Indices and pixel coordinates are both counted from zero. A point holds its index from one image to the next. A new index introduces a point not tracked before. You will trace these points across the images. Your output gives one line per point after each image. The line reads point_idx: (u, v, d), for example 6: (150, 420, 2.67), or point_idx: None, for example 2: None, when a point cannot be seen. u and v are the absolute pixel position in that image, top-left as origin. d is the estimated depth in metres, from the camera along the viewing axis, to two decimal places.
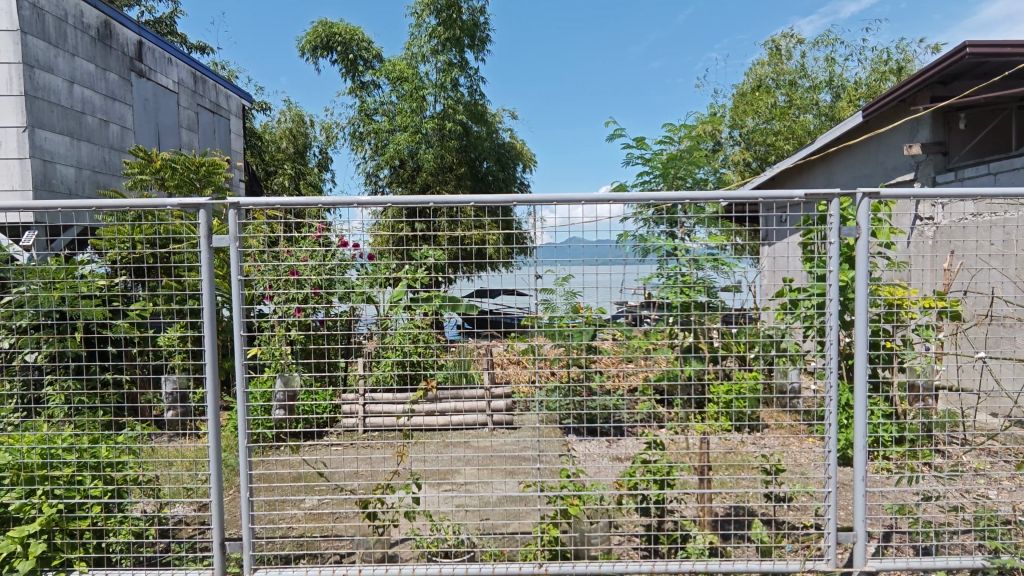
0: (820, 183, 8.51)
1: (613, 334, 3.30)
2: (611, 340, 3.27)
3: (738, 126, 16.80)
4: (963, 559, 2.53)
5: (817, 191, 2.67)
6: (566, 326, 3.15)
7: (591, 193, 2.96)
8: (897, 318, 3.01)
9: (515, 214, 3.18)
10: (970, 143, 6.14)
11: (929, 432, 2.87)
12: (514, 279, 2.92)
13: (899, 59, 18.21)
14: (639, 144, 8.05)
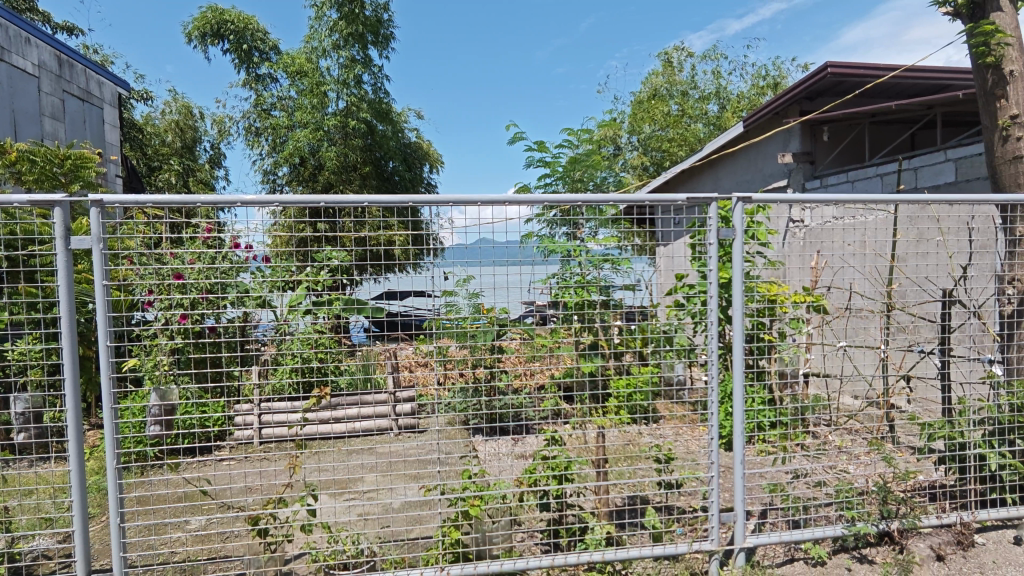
0: (708, 187, 9.10)
1: (521, 334, 3.33)
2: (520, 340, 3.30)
3: (636, 132, 17.60)
4: (827, 530, 2.80)
5: (698, 194, 2.85)
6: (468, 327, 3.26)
7: (497, 193, 2.97)
8: (773, 313, 3.28)
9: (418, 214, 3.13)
10: (831, 155, 6.81)
11: (800, 415, 3.15)
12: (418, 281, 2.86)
13: (776, 75, 19.91)
14: (542, 147, 8.22)
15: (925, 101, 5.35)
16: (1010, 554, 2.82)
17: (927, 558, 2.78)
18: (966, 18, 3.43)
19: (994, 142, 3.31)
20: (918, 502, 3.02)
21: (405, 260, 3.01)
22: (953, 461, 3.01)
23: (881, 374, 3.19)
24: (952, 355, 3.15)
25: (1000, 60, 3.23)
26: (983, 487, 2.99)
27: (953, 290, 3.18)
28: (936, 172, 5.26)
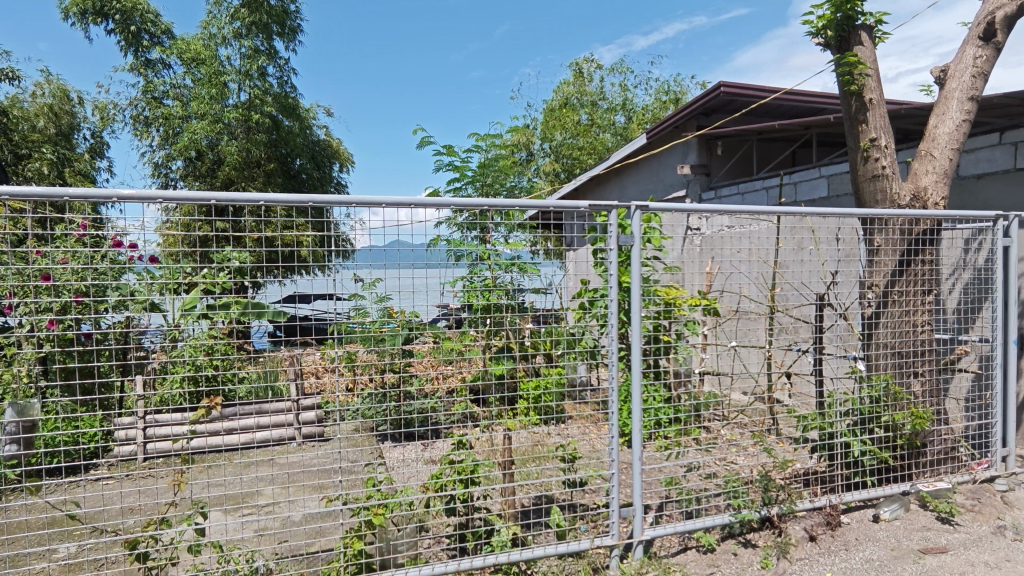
0: (614, 194, 9.46)
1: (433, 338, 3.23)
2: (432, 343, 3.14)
3: (548, 139, 18.00)
4: (717, 519, 3.01)
5: (600, 202, 2.94)
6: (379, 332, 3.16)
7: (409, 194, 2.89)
8: (670, 315, 3.47)
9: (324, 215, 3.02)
10: (727, 164, 7.33)
11: (697, 411, 3.34)
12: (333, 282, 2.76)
13: (676, 91, 21.12)
14: (453, 149, 8.19)
15: (803, 122, 5.87)
16: (869, 531, 3.15)
17: (802, 539, 3.04)
18: (836, 49, 3.81)
19: (857, 161, 3.69)
20: (795, 488, 3.31)
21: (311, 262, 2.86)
22: (823, 449, 3.31)
23: (766, 371, 3.46)
24: (823, 353, 3.47)
25: (862, 89, 3.62)
26: (848, 472, 3.32)
27: (824, 294, 3.50)
28: (813, 187, 5.78)
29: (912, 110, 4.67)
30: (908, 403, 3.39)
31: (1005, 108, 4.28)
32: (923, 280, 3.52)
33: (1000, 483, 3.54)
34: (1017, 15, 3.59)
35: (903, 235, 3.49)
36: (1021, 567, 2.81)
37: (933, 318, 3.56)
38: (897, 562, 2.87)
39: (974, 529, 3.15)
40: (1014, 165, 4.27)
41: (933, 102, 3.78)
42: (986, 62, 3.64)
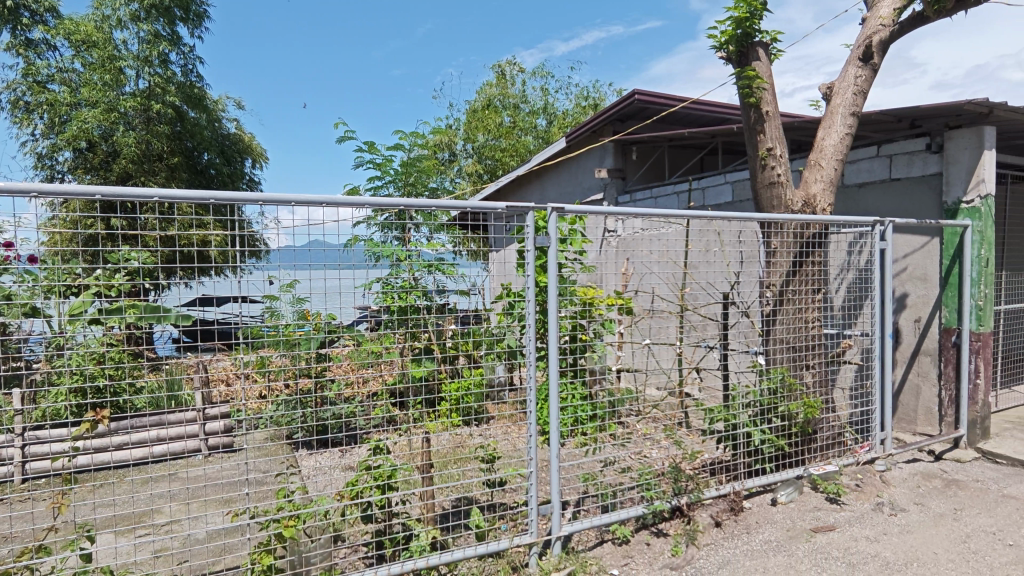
0: (534, 197, 9.61)
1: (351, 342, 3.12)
2: (351, 348, 3.04)
3: (470, 140, 17.99)
4: (631, 511, 3.12)
5: (516, 203, 2.96)
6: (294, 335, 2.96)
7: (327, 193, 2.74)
8: (588, 315, 3.52)
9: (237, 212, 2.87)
10: (640, 170, 7.67)
11: (613, 407, 3.45)
12: (242, 283, 2.60)
13: (596, 96, 21.74)
14: (372, 147, 7.99)
15: (709, 131, 6.20)
16: (768, 514, 3.38)
17: (708, 525, 3.21)
18: (736, 63, 4.07)
19: (756, 169, 3.95)
20: (702, 478, 3.49)
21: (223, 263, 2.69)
22: (728, 440, 3.52)
23: (679, 367, 3.58)
24: (728, 349, 3.69)
25: (759, 101, 3.89)
26: (749, 461, 3.54)
27: (728, 293, 3.72)
28: (718, 192, 6.13)
29: (803, 123, 5.07)
30: (801, 394, 3.67)
31: (881, 123, 4.73)
32: (814, 279, 3.82)
33: (879, 463, 3.90)
34: (890, 40, 3.97)
35: (796, 238, 3.78)
36: (896, 538, 3.11)
37: (822, 315, 3.87)
38: (791, 541, 3.10)
39: (858, 507, 3.46)
40: (889, 176, 4.73)
41: (821, 116, 4.11)
42: (865, 81, 4.00)
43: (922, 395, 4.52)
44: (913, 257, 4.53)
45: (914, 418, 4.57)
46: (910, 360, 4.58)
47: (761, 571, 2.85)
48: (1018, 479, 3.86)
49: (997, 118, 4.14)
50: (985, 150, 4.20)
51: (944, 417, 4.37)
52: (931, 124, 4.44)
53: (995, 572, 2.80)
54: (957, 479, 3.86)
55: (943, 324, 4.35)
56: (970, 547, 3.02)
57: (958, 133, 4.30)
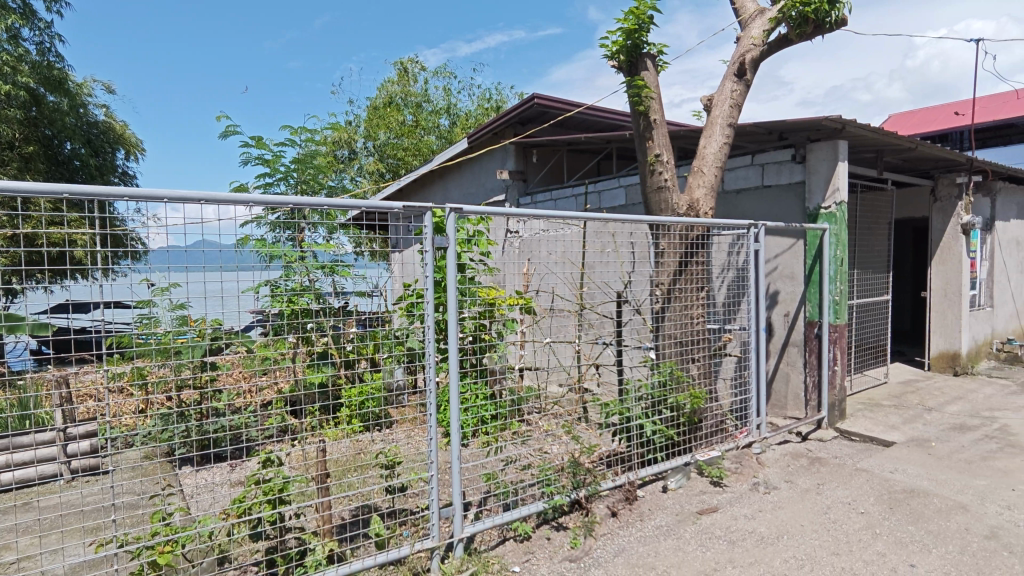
0: (437, 197, 9.54)
1: (241, 349, 2.89)
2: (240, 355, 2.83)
3: (371, 138, 17.47)
4: (532, 507, 3.19)
5: (413, 204, 2.89)
6: (176, 343, 2.69)
7: (212, 190, 2.47)
8: (491, 315, 3.53)
9: (113, 209, 2.59)
10: (541, 172, 7.85)
11: (515, 405, 3.46)
12: (108, 288, 2.31)
13: (499, 98, 21.92)
14: (262, 142, 7.54)
15: (604, 136, 6.46)
16: (660, 500, 3.58)
17: (605, 516, 3.35)
18: (627, 73, 4.27)
19: (645, 174, 4.17)
20: (600, 470, 3.62)
21: (91, 264, 2.40)
22: (622, 433, 3.66)
23: (579, 363, 3.65)
24: (623, 345, 3.84)
25: (648, 110, 4.12)
26: (642, 451, 3.71)
27: (623, 292, 3.88)
28: (613, 196, 6.41)
29: (687, 132, 5.42)
30: (688, 386, 3.91)
31: (755, 135, 5.17)
32: (698, 278, 4.09)
33: (755, 447, 4.25)
34: (760, 59, 4.35)
35: (681, 239, 4.02)
36: (770, 515, 3.41)
37: (706, 311, 4.15)
38: (680, 524, 3.30)
39: (737, 488, 3.75)
40: (762, 183, 5.20)
41: (703, 126, 4.41)
42: (740, 95, 4.34)
43: (791, 382, 4.98)
44: (783, 258, 4.99)
45: (785, 403, 5.03)
46: (781, 351, 5.04)
47: (653, 555, 3.01)
48: (868, 453, 4.37)
49: (849, 134, 4.65)
50: (839, 162, 4.71)
51: (809, 401, 4.85)
52: (797, 137, 4.91)
53: (850, 538, 3.14)
54: (820, 456, 4.30)
55: (807, 317, 4.83)
56: (830, 517, 3.37)
57: (818, 146, 4.80)
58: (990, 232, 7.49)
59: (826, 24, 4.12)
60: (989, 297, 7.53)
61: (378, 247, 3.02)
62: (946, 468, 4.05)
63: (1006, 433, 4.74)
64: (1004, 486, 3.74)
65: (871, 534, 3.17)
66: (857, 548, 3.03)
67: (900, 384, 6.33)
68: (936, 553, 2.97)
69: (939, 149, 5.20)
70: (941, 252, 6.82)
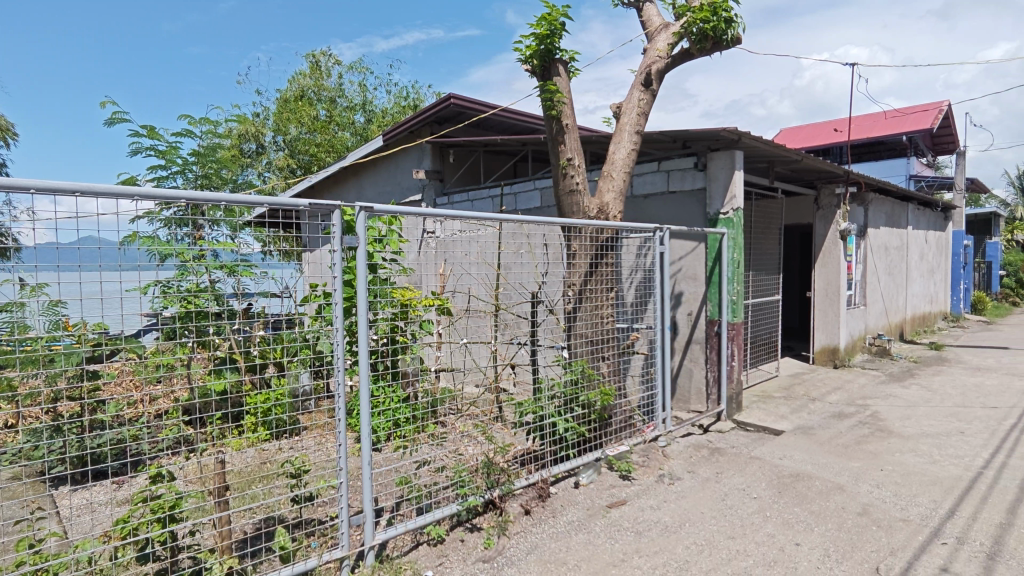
0: (351, 195, 9.26)
1: (128, 355, 2.65)
2: (127, 361, 2.59)
3: (281, 132, 16.64)
4: (445, 509, 3.17)
5: (320, 201, 2.77)
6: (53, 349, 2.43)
7: (94, 181, 2.24)
8: (406, 316, 3.45)
9: None
10: (457, 173, 7.83)
11: (431, 407, 3.41)
12: None
13: (416, 97, 21.57)
14: (154, 132, 6.96)
15: (520, 139, 6.55)
16: (572, 496, 3.67)
17: (518, 515, 3.39)
18: (540, 77, 4.34)
19: (558, 177, 4.27)
20: (513, 469, 3.66)
21: None
22: (535, 431, 3.72)
23: (495, 363, 3.65)
24: (537, 345, 3.89)
25: (560, 115, 4.22)
26: (554, 449, 3.78)
27: (537, 293, 3.93)
28: (528, 198, 6.51)
29: (599, 138, 5.60)
30: (598, 383, 4.03)
31: (660, 143, 5.43)
32: (608, 279, 4.23)
33: (661, 440, 4.47)
34: (665, 70, 4.57)
35: (592, 242, 4.15)
36: (673, 504, 3.58)
37: (615, 311, 4.30)
38: (590, 518, 3.40)
39: (644, 480, 3.91)
40: (668, 188, 5.48)
41: (612, 132, 4.57)
42: (647, 104, 4.54)
43: (693, 377, 5.27)
44: (686, 260, 5.27)
45: (688, 398, 5.32)
46: (684, 348, 5.32)
47: (564, 551, 3.07)
48: (761, 442, 4.71)
49: (744, 145, 4.99)
50: (736, 170, 5.05)
51: (710, 395, 5.15)
52: (699, 146, 5.21)
53: (744, 522, 3.36)
54: (719, 447, 4.58)
55: (708, 316, 5.12)
56: (726, 504, 3.59)
57: (717, 155, 5.12)
58: (864, 237, 8.32)
59: (723, 41, 4.40)
60: (863, 297, 8.36)
61: (285, 245, 2.88)
62: (827, 453, 4.44)
63: (876, 419, 5.28)
64: (874, 467, 4.15)
65: (763, 517, 3.42)
66: (750, 531, 3.25)
67: (788, 376, 6.88)
68: (818, 531, 3.24)
69: (821, 162, 5.71)
70: (823, 255, 7.48)
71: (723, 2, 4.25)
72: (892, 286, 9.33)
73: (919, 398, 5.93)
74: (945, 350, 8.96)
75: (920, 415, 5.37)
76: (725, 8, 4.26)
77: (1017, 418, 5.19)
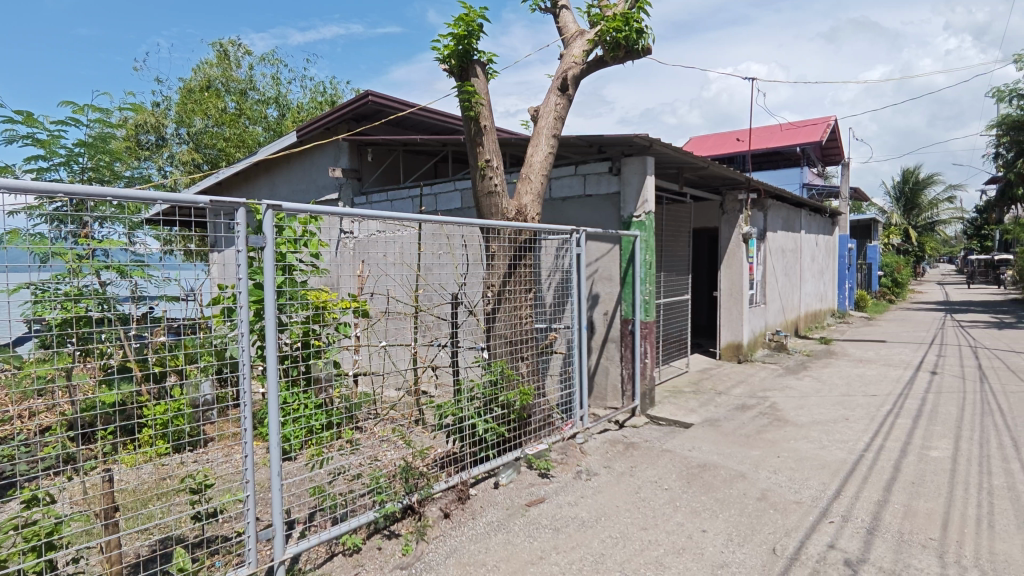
0: (262, 192, 8.83)
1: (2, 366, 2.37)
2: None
3: (184, 123, 15.56)
4: (361, 518, 3.06)
5: (222, 197, 2.59)
6: None
7: None
8: (321, 318, 3.30)
9: None
10: (376, 172, 7.67)
11: (349, 412, 3.28)
12: None
13: (334, 93, 20.87)
14: (34, 119, 6.29)
15: (440, 139, 6.50)
16: (491, 497, 3.68)
17: (437, 518, 3.36)
18: (458, 78, 4.34)
19: (477, 178, 4.26)
20: (433, 472, 3.60)
21: None
22: (455, 433, 3.69)
23: (415, 365, 3.56)
24: (457, 346, 3.86)
25: (478, 116, 4.24)
26: (474, 450, 3.77)
27: (458, 293, 3.88)
28: (448, 199, 6.48)
29: (517, 140, 5.66)
30: (517, 383, 4.05)
31: (577, 148, 5.57)
32: (526, 280, 4.28)
33: (579, 437, 4.57)
34: (580, 77, 4.68)
35: (510, 243, 4.16)
36: (590, 500, 3.67)
37: (533, 311, 4.35)
38: (509, 518, 3.42)
39: (562, 477, 4.00)
40: (584, 192, 5.64)
41: (530, 135, 4.63)
42: (563, 108, 4.63)
43: (610, 374, 5.44)
44: (601, 261, 5.43)
45: (605, 395, 5.48)
46: (601, 347, 5.47)
47: (483, 552, 3.07)
48: (672, 435, 4.94)
49: (655, 152, 5.21)
50: (647, 176, 5.27)
51: (625, 391, 5.33)
52: (613, 151, 5.38)
53: (656, 513, 3.51)
54: (633, 441, 4.75)
55: (622, 315, 5.30)
56: (640, 496, 3.73)
57: (630, 160, 5.32)
58: (764, 241, 8.93)
59: (635, 51, 4.57)
60: (764, 296, 8.97)
61: (185, 245, 2.67)
62: (731, 443, 4.72)
63: (774, 409, 5.68)
64: (772, 454, 4.46)
65: (673, 507, 3.57)
66: (661, 521, 3.39)
67: (697, 372, 7.27)
68: (722, 517, 3.43)
69: (725, 169, 6.06)
70: (728, 257, 7.94)
71: (634, 14, 4.41)
72: (788, 286, 10.08)
73: (810, 389, 6.44)
74: (834, 344, 9.79)
75: (812, 404, 5.84)
76: (636, 19, 4.43)
77: (892, 404, 5.76)
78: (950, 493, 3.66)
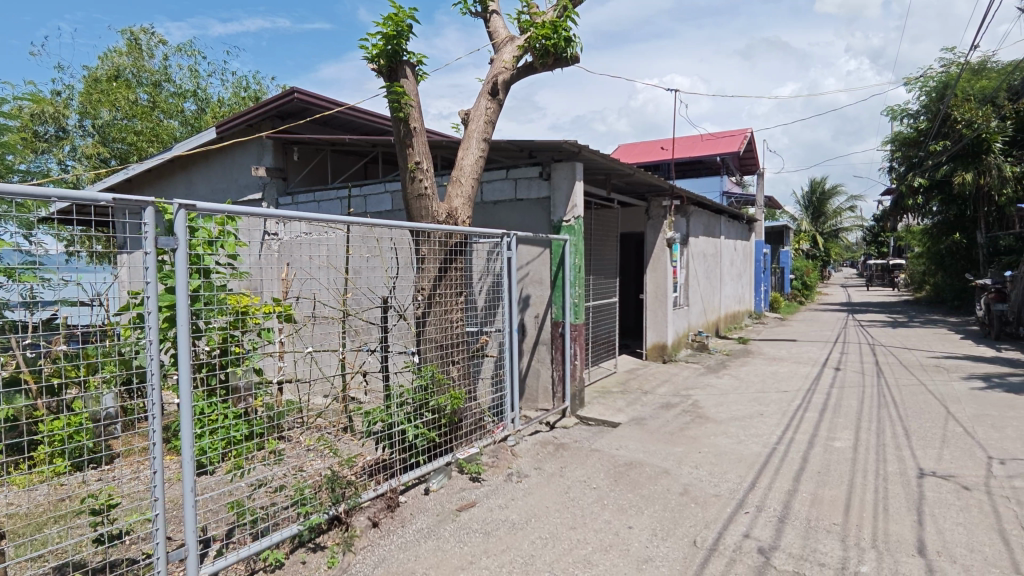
0: (179, 191, 8.33)
1: None
2: None
3: (89, 115, 14.44)
4: (284, 531, 2.94)
5: (128, 196, 2.40)
6: None
7: None
8: (241, 324, 3.15)
9: None
10: (302, 172, 7.42)
11: (272, 422, 3.13)
12: None
13: (259, 89, 20.02)
14: None
15: (370, 139, 6.37)
16: (421, 503, 3.63)
17: (365, 528, 3.28)
18: (386, 78, 4.28)
19: (406, 180, 4.21)
20: (361, 481, 3.51)
21: None
22: (384, 440, 3.62)
23: (344, 371, 3.42)
24: (388, 350, 3.77)
25: (408, 117, 4.18)
26: (403, 456, 3.71)
27: (388, 296, 3.80)
28: (378, 201, 6.36)
29: (448, 143, 5.64)
30: (447, 387, 4.02)
31: (508, 152, 5.62)
32: (457, 284, 4.25)
33: (510, 439, 4.60)
34: (510, 82, 4.72)
35: (441, 246, 4.12)
36: (520, 502, 3.70)
37: (464, 315, 4.34)
38: (440, 524, 3.39)
39: (493, 480, 4.00)
40: (515, 196, 5.69)
41: (461, 137, 4.62)
42: (493, 113, 4.65)
43: (541, 376, 5.52)
44: (532, 265, 5.50)
45: (536, 397, 5.55)
46: (532, 349, 5.53)
47: (412, 560, 3.03)
48: (601, 435, 5.06)
49: (584, 158, 5.34)
50: (576, 181, 5.39)
51: (556, 393, 5.41)
52: (544, 156, 5.46)
53: (584, 511, 3.58)
54: (563, 442, 4.83)
55: (553, 318, 5.38)
56: (569, 496, 3.79)
57: (560, 166, 5.42)
58: (687, 246, 9.34)
59: (563, 58, 4.67)
60: (687, 298, 9.36)
61: (85, 246, 2.46)
62: (656, 441, 4.89)
63: (696, 407, 5.94)
64: (694, 450, 4.66)
65: (601, 506, 3.66)
66: (589, 520, 3.46)
67: (624, 372, 7.49)
68: (647, 513, 3.55)
69: (651, 177, 6.29)
70: (653, 261, 8.24)
71: (562, 22, 4.50)
72: (709, 288, 10.58)
73: (729, 387, 6.79)
74: (751, 344, 10.36)
75: (730, 401, 6.15)
76: (564, 28, 4.51)
77: (801, 399, 6.17)
78: (851, 481, 3.96)
